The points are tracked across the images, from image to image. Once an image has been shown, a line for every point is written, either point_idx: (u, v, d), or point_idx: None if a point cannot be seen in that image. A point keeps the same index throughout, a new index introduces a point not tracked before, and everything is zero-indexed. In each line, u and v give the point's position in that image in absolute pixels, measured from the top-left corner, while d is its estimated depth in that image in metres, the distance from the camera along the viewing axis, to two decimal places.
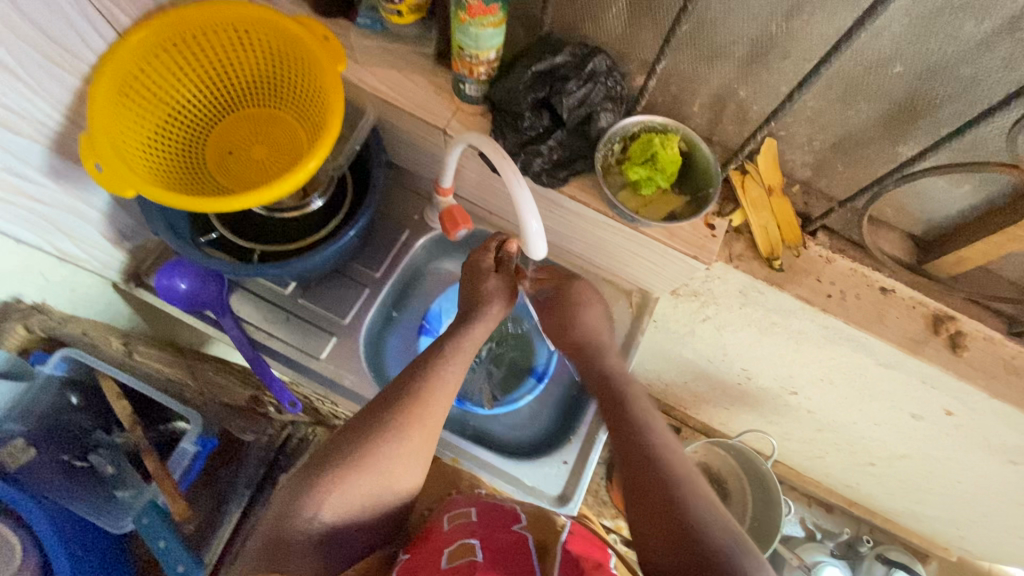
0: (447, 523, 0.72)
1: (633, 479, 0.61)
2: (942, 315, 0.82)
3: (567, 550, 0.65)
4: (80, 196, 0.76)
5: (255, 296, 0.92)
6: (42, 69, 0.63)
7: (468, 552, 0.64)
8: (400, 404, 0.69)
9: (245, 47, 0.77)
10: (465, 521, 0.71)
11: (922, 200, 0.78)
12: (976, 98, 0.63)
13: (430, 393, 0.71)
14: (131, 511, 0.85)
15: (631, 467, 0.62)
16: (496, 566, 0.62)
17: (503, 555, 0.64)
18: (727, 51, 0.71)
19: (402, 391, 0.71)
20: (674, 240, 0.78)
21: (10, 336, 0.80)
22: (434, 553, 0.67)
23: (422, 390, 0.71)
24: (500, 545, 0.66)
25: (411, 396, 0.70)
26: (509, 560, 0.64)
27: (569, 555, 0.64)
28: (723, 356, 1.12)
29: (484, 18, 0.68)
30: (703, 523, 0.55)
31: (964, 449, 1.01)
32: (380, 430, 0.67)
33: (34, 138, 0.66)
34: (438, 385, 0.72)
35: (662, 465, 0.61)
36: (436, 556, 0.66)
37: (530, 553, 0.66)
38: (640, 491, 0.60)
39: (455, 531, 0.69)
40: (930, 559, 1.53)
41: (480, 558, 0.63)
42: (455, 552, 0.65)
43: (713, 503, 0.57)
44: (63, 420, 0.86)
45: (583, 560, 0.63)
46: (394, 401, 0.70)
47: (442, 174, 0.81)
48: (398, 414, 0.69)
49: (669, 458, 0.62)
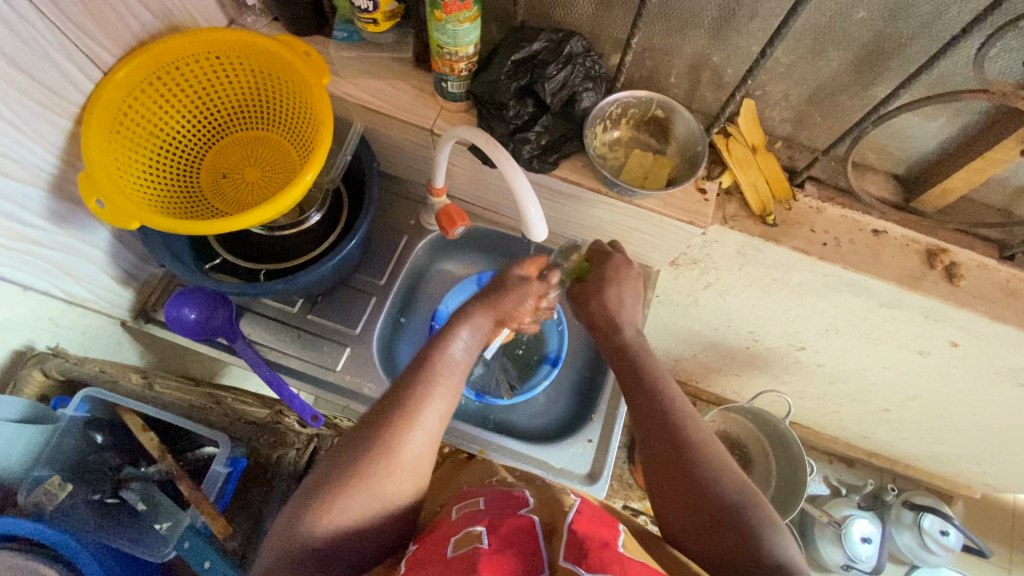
0: (455, 513, 0.62)
1: (674, 488, 0.60)
2: (936, 249, 0.84)
3: (572, 531, 0.54)
4: (84, 240, 0.77)
5: (264, 317, 0.92)
6: (33, 112, 0.64)
7: (473, 540, 0.55)
8: (419, 386, 0.65)
9: (228, 72, 0.79)
10: (473, 510, 0.61)
11: (901, 139, 0.81)
12: (939, 32, 0.66)
13: (444, 372, 0.67)
14: (170, 540, 0.75)
15: (670, 474, 0.61)
16: (503, 554, 0.52)
17: (509, 541, 0.54)
18: (697, 20, 0.74)
19: (403, 395, 0.64)
20: (669, 209, 0.81)
21: (28, 385, 0.76)
22: (438, 543, 0.57)
23: (432, 367, 0.67)
24: (507, 530, 0.56)
25: (425, 379, 0.66)
26: (514, 547, 0.54)
27: (575, 536, 0.54)
28: (730, 322, 1.14)
29: (460, 14, 0.70)
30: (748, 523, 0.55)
31: (973, 379, 1.04)
32: (401, 421, 0.62)
33: (32, 183, 0.67)
34: (436, 385, 0.66)
35: (686, 457, 0.60)
36: (439, 547, 0.56)
37: (539, 536, 0.56)
38: (681, 496, 0.59)
39: (462, 520, 0.59)
40: (955, 499, 1.55)
41: (485, 545, 0.54)
42: (460, 540, 0.55)
43: (759, 501, 0.57)
44: (88, 462, 0.79)
45: (588, 540, 0.53)
46: (399, 394, 0.65)
47: (433, 176, 0.83)
48: (416, 398, 0.64)
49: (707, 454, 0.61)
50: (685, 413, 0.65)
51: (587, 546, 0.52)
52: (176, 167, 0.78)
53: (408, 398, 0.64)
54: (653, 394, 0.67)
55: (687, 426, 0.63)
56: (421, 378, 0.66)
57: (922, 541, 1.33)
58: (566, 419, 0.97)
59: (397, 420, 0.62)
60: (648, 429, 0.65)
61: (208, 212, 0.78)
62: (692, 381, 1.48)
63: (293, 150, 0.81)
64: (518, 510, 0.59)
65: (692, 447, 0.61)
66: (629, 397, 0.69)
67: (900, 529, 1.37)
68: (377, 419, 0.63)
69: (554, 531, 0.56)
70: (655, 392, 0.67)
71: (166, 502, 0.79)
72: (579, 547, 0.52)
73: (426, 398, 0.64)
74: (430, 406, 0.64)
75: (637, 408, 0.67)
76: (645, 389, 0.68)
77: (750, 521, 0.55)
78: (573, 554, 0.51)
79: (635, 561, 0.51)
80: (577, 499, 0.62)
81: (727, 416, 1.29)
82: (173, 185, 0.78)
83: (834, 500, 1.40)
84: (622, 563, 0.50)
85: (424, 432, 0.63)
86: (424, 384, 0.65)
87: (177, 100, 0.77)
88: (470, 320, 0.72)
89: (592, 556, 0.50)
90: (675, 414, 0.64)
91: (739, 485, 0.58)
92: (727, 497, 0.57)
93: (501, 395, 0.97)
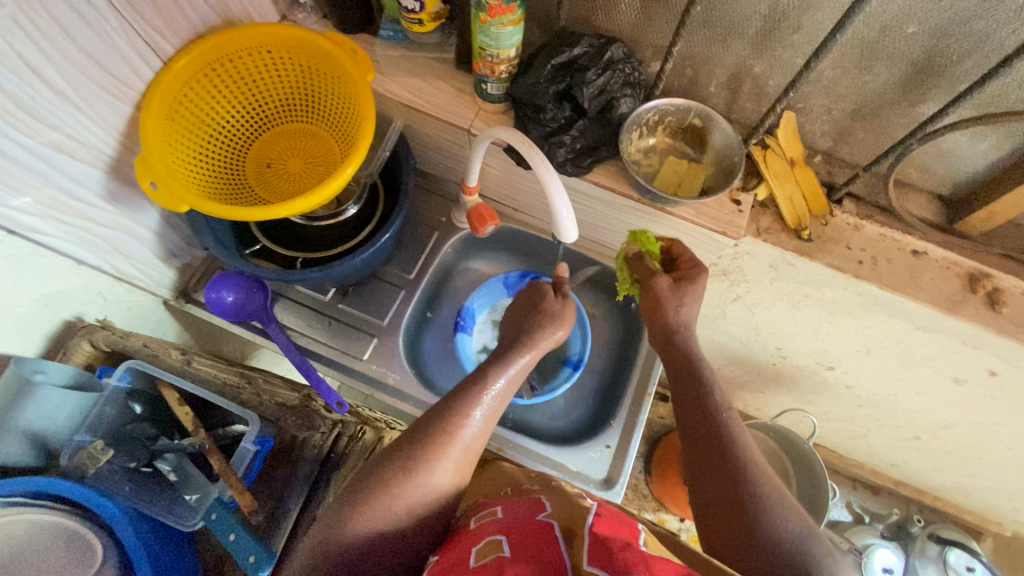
0: (474, 522, 0.64)
1: (728, 516, 0.59)
2: (977, 274, 0.82)
3: (593, 533, 0.55)
4: (134, 218, 0.81)
5: (298, 304, 0.95)
6: (98, 97, 0.68)
7: (496, 549, 0.56)
8: (450, 407, 0.67)
9: (277, 65, 0.82)
10: (492, 517, 0.62)
11: (947, 159, 0.79)
12: (991, 51, 0.64)
13: (478, 396, 0.69)
14: (199, 511, 0.79)
15: (723, 495, 0.60)
16: (524, 562, 0.54)
17: (530, 549, 0.55)
18: (740, 30, 0.73)
19: (444, 409, 0.68)
20: (702, 218, 0.80)
21: (77, 353, 0.81)
22: (460, 553, 0.58)
23: (471, 393, 0.69)
24: (528, 538, 0.57)
25: (460, 401, 0.68)
26: (537, 553, 0.55)
27: (596, 538, 0.54)
28: (757, 337, 1.12)
29: (504, 17, 0.71)
30: (805, 555, 0.55)
31: (1010, 410, 1.00)
32: (429, 441, 0.64)
33: (92, 163, 0.71)
34: (477, 401, 0.68)
35: (744, 486, 0.59)
36: (461, 556, 0.58)
37: (558, 540, 0.56)
38: (736, 520, 0.58)
39: (481, 529, 0.60)
40: (985, 536, 1.49)
41: (507, 554, 0.55)
42: (483, 550, 0.57)
43: (813, 542, 0.56)
44: (127, 431, 0.82)
45: (610, 541, 0.53)
46: (430, 417, 0.67)
47: (467, 174, 0.85)
48: (447, 420, 0.66)
49: (767, 485, 0.59)
50: (743, 438, 0.64)
51: (610, 547, 0.52)
52: (225, 154, 0.82)
53: (441, 420, 0.66)
54: (715, 415, 0.65)
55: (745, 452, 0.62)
56: (464, 393, 0.69)
57: None
58: (584, 424, 0.97)
59: (439, 431, 0.65)
60: (702, 447, 0.64)
61: (253, 200, 0.82)
62: None
63: (335, 143, 0.83)
64: (536, 516, 0.61)
65: (753, 475, 0.60)
66: (685, 412, 0.68)
67: (924, 563, 1.30)
68: (411, 440, 0.65)
69: (574, 533, 0.56)
70: (713, 411, 0.65)
71: (195, 475, 0.82)
72: (602, 549, 0.52)
73: (467, 411, 0.67)
74: (470, 420, 0.67)
75: (691, 424, 0.66)
76: (705, 412, 0.66)
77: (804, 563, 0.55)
78: (597, 559, 0.51)
79: (658, 560, 0.51)
80: (594, 502, 0.62)
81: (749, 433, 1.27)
82: (222, 173, 0.81)
83: (855, 527, 1.36)
84: (645, 561, 0.51)
85: (461, 446, 0.66)
86: (461, 406, 0.68)
87: (230, 91, 0.80)
88: (525, 347, 0.75)
89: (617, 556, 0.51)
90: (733, 438, 0.63)
91: (797, 525, 0.57)
92: (781, 533, 0.56)
93: (523, 395, 0.96)
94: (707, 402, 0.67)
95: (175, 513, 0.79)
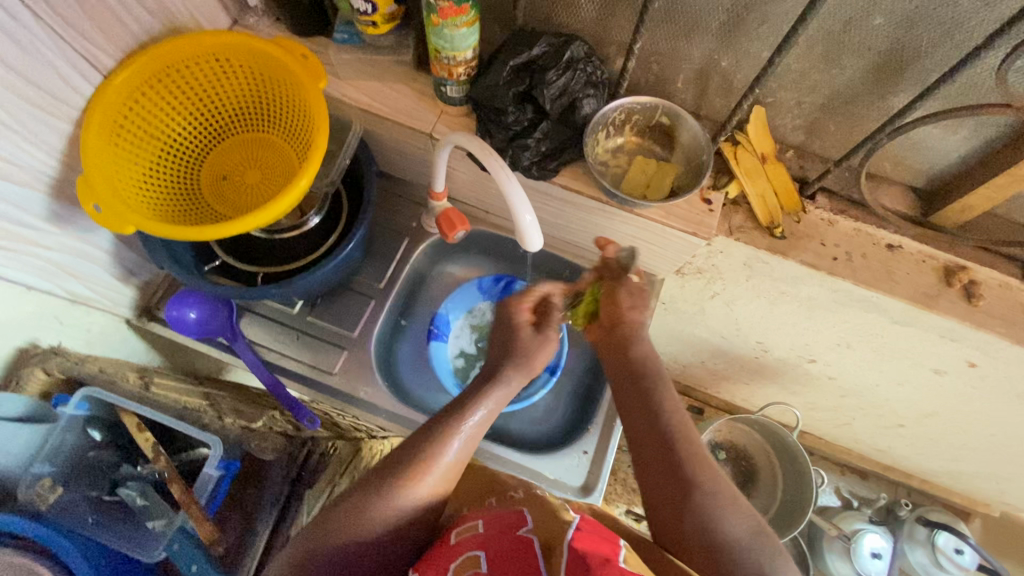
0: (453, 537, 0.61)
1: (669, 508, 0.61)
2: (953, 266, 0.80)
3: (572, 549, 0.53)
4: (84, 240, 0.78)
5: (265, 318, 0.93)
6: (32, 116, 0.64)
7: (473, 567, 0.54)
8: (431, 425, 0.67)
9: (228, 73, 0.78)
10: (471, 533, 0.60)
11: (920, 151, 0.77)
12: (962, 40, 0.62)
13: (463, 413, 0.68)
14: (162, 540, 0.80)
15: (666, 488, 0.61)
16: None
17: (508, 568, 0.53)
18: (703, 25, 0.71)
19: (424, 432, 0.66)
20: (672, 219, 0.78)
21: (30, 381, 0.77)
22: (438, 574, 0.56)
23: (456, 408, 0.68)
24: (505, 558, 0.55)
25: (442, 416, 0.67)
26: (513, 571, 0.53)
27: (576, 554, 0.52)
28: (738, 332, 1.11)
29: (457, 18, 0.68)
30: (741, 535, 0.57)
31: (991, 397, 0.99)
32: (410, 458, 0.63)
33: (32, 186, 0.68)
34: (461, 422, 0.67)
35: (684, 481, 0.61)
36: None
37: (537, 558, 0.54)
38: (676, 512, 0.60)
39: (460, 545, 0.58)
40: (973, 517, 1.49)
41: None
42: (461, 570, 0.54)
43: (758, 531, 0.58)
44: (86, 460, 0.82)
45: (589, 556, 0.52)
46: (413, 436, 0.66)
47: (433, 180, 0.82)
48: (426, 438, 0.65)
49: (705, 477, 0.61)
50: (687, 442, 0.64)
51: (589, 564, 0.51)
52: (176, 170, 0.79)
53: (421, 439, 0.65)
54: (655, 412, 0.66)
55: (687, 452, 0.63)
56: (445, 416, 0.68)
57: (935, 559, 1.26)
58: (563, 428, 0.96)
59: (420, 449, 0.64)
60: (648, 456, 0.64)
61: (209, 217, 0.79)
62: (701, 388, 1.45)
63: (292, 152, 0.80)
64: (516, 530, 0.58)
65: (692, 467, 0.61)
66: (628, 411, 0.69)
67: (913, 546, 1.29)
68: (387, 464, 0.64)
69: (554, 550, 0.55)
70: (655, 408, 0.67)
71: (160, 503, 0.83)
72: (580, 565, 0.51)
73: (452, 432, 0.66)
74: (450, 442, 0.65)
75: (636, 420, 0.67)
76: (646, 409, 0.67)
77: (742, 544, 0.57)
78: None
79: None
80: (576, 516, 0.60)
81: (733, 427, 1.26)
82: (174, 189, 0.78)
83: (844, 513, 1.36)
84: None
85: (444, 468, 0.64)
86: (441, 427, 0.66)
87: (178, 102, 0.77)
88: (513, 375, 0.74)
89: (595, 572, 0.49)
90: (675, 442, 0.63)
91: (738, 514, 0.58)
92: (719, 520, 0.58)
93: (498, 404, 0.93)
94: (649, 400, 0.68)
95: (139, 544, 0.80)
